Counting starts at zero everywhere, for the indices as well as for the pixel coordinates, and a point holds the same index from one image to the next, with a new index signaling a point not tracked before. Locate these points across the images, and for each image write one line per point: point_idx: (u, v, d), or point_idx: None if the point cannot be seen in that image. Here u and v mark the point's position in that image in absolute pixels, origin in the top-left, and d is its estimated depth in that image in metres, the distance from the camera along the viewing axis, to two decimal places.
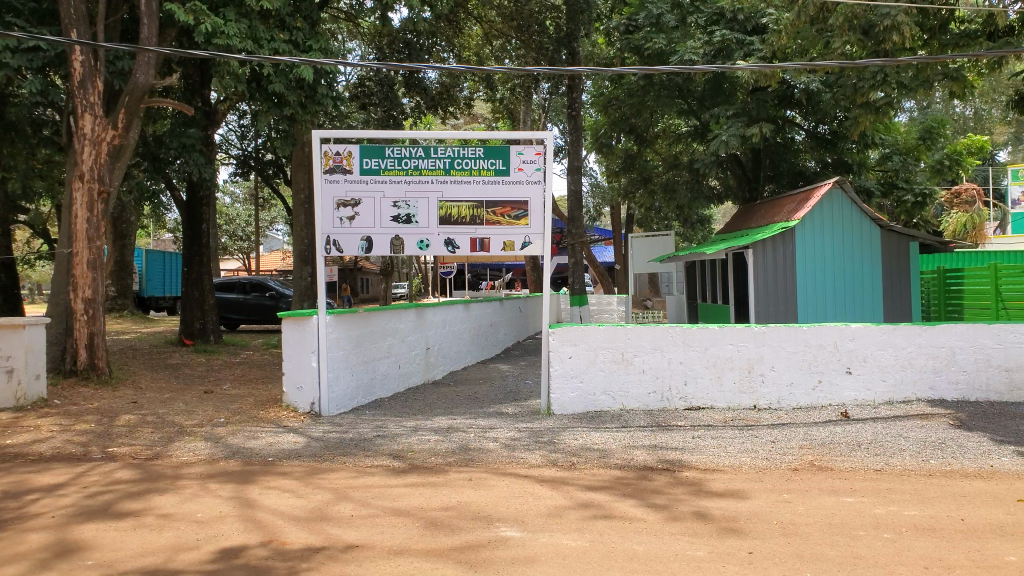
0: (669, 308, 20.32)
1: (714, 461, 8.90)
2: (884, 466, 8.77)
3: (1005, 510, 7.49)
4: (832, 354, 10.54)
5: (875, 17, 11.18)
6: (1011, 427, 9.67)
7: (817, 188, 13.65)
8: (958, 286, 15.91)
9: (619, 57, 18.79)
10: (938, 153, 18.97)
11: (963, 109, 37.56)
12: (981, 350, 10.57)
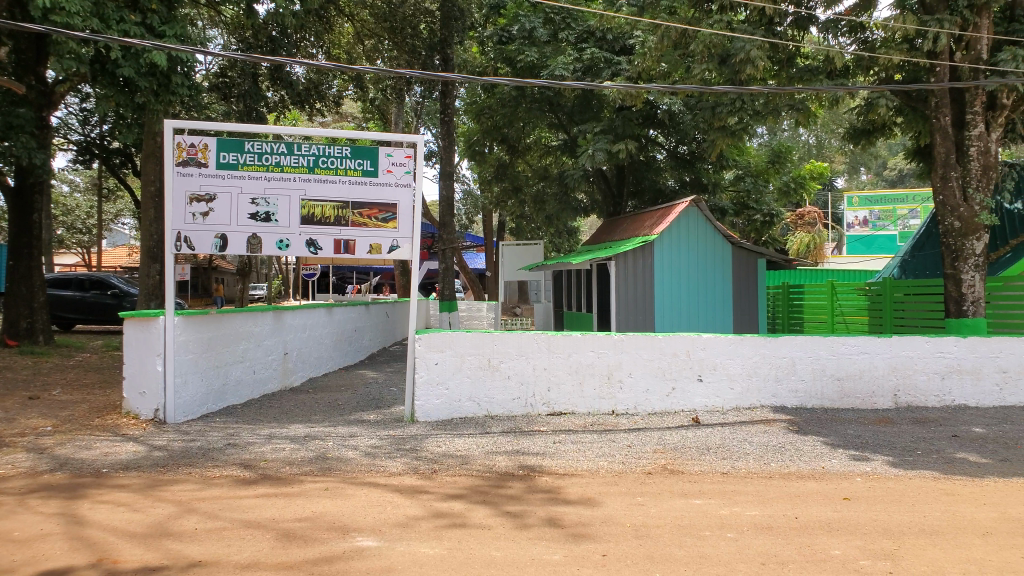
0: (536, 317, 20.67)
1: (573, 466, 9.08)
2: (730, 469, 9.29)
3: (832, 508, 8.13)
4: (685, 362, 11.06)
5: (731, 48, 11.90)
6: (841, 432, 10.51)
7: (676, 205, 14.35)
8: (799, 301, 17.16)
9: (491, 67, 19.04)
10: (784, 176, 20.37)
11: (807, 137, 40.78)
12: (817, 361, 11.41)
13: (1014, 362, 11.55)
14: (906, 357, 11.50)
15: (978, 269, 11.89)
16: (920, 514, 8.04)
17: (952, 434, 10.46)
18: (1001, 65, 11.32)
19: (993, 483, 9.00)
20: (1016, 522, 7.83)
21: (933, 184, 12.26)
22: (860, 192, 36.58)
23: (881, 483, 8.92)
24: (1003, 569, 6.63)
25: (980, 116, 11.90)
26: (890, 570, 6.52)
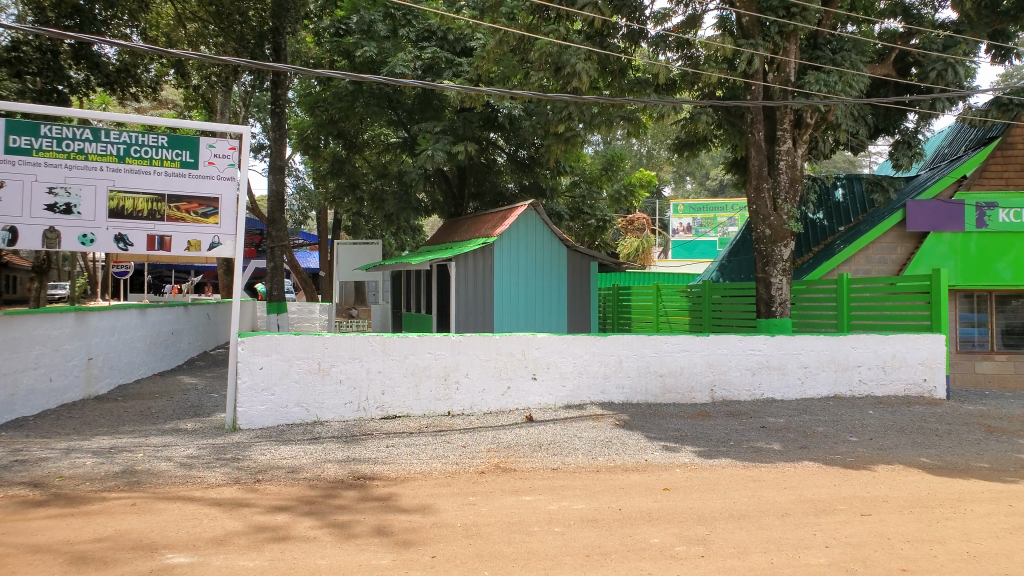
0: (374, 317, 20.36)
1: (405, 470, 8.97)
2: (560, 465, 9.56)
3: (652, 498, 8.58)
4: (520, 362, 11.27)
5: (563, 58, 12.25)
6: (663, 426, 11.14)
7: (514, 208, 14.62)
8: (628, 301, 18.01)
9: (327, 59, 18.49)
10: (617, 184, 21.02)
11: (639, 147, 43.07)
12: (642, 358, 12.02)
13: (811, 357, 12.62)
14: (722, 355, 12.36)
15: (785, 273, 13.00)
16: (730, 499, 8.67)
17: (760, 425, 11.38)
18: (805, 87, 12.46)
19: (793, 468, 9.90)
20: (811, 503, 8.66)
21: (747, 194, 13.22)
22: (685, 199, 38.90)
23: (697, 473, 9.53)
24: (797, 545, 7.30)
25: (789, 134, 12.87)
26: (702, 553, 6.98)
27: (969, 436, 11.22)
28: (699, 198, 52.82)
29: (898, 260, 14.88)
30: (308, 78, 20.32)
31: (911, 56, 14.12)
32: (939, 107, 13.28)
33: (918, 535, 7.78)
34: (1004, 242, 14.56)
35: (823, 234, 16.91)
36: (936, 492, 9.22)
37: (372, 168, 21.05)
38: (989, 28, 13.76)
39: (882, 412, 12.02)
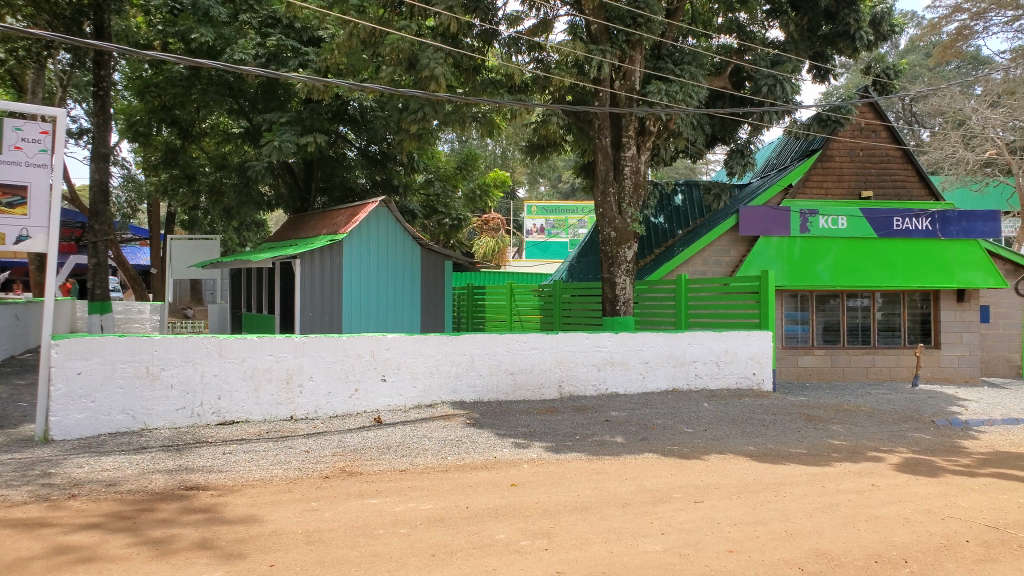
0: (212, 317, 19.31)
1: (241, 478, 8.52)
2: (408, 466, 9.43)
3: (500, 495, 8.65)
4: (368, 363, 11.04)
5: (417, 57, 12.09)
6: (511, 423, 11.28)
7: (365, 205, 14.30)
8: (482, 301, 18.12)
9: (159, 41, 17.33)
10: (471, 183, 21.04)
11: (494, 147, 43.61)
12: (493, 357, 12.13)
13: (652, 353, 13.25)
14: (570, 352, 12.70)
15: (629, 273, 13.60)
16: (574, 493, 8.90)
17: (605, 419, 11.80)
18: (649, 96, 12.94)
19: (634, 460, 10.32)
20: (649, 492, 9.05)
21: (594, 197, 13.69)
22: (538, 202, 38.98)
23: (544, 468, 9.73)
24: (636, 534, 7.60)
25: (633, 141, 13.42)
26: (545, 546, 7.10)
27: (791, 425, 12.18)
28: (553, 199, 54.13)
29: (731, 262, 15.92)
30: (137, 61, 18.74)
31: (745, 71, 15.12)
32: (767, 120, 14.31)
33: (743, 518, 8.32)
34: (822, 247, 15.82)
35: (665, 237, 17.81)
36: (760, 477, 9.94)
37: (210, 160, 20.12)
38: (810, 49, 15.01)
39: (716, 404, 12.80)
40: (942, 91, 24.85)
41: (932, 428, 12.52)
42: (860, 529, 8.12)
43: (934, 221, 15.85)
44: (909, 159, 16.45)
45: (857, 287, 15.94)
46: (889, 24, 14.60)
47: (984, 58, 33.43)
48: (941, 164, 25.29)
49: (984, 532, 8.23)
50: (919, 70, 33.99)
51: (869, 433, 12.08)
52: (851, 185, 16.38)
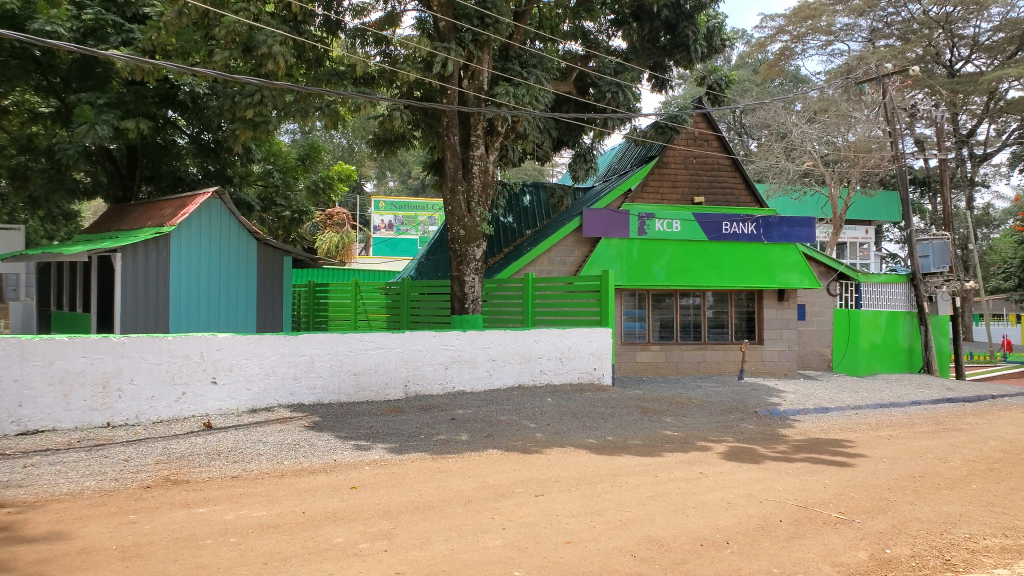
0: (14, 317, 17.46)
1: (45, 492, 7.74)
2: (240, 472, 8.95)
3: (339, 498, 8.42)
4: (197, 364, 10.41)
5: (255, 39, 11.57)
6: (354, 424, 11.03)
7: (196, 195, 13.63)
8: (325, 299, 17.63)
9: None
10: (314, 175, 20.42)
11: (340, 139, 42.48)
12: (335, 356, 11.80)
13: (499, 351, 13.43)
14: (415, 351, 12.60)
15: (477, 272, 13.72)
16: (416, 492, 8.82)
17: (450, 417, 11.79)
18: (496, 97, 13.08)
19: (477, 457, 10.38)
20: (491, 488, 9.14)
21: (442, 194, 13.62)
22: (386, 197, 38.06)
23: (385, 469, 9.57)
24: (477, 530, 7.63)
25: (481, 140, 13.53)
26: (385, 548, 6.96)
27: (628, 418, 12.74)
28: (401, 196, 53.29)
29: (576, 262, 16.43)
30: None
31: (589, 77, 15.56)
32: (611, 126, 14.83)
33: (581, 509, 8.58)
34: (659, 249, 16.67)
35: (513, 236, 18.07)
36: (599, 469, 10.31)
37: (12, 140, 17.97)
38: (650, 59, 15.66)
39: (559, 399, 13.16)
40: (768, 105, 26.96)
41: (755, 418, 13.54)
42: (689, 515, 8.60)
43: (758, 225, 17.12)
44: (738, 168, 17.70)
45: (690, 286, 16.88)
46: (720, 38, 15.45)
47: (802, 77, 36.72)
48: (766, 173, 27.43)
49: (795, 511, 8.99)
50: (745, 85, 36.82)
51: (699, 423, 12.87)
52: (685, 191, 17.44)
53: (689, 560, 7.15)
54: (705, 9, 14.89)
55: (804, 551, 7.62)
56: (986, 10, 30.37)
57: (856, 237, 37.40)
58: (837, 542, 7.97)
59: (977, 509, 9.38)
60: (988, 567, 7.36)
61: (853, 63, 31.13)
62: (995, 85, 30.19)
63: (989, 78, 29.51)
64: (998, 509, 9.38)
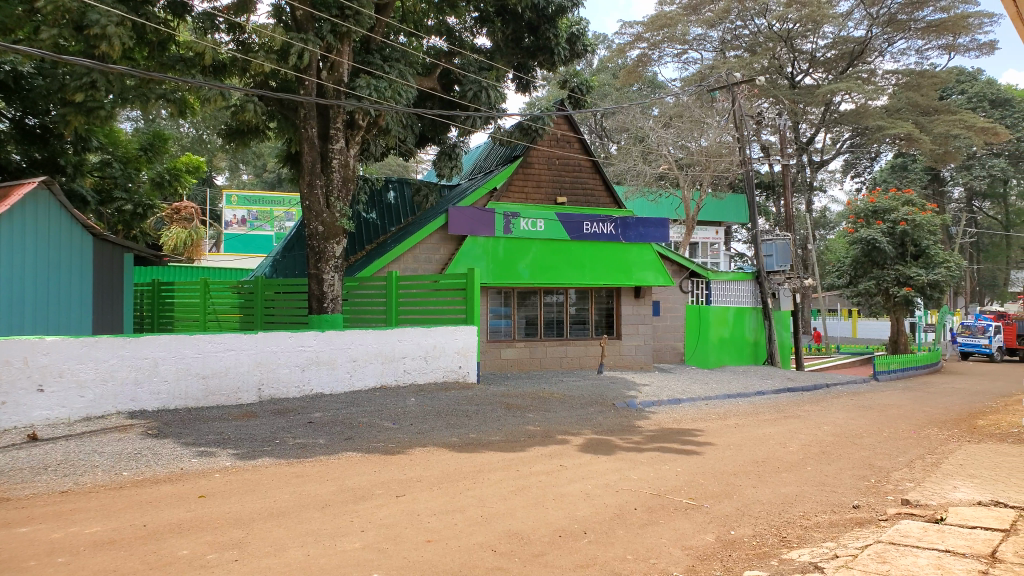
0: None
1: None
2: (70, 487, 8.25)
3: (185, 508, 7.95)
4: (21, 372, 9.49)
5: (87, 18, 10.75)
6: (202, 431, 10.48)
7: (20, 186, 12.54)
8: (171, 299, 16.61)
9: None
10: (158, 167, 19.13)
11: (187, 128, 39.91)
12: (180, 360, 11.18)
13: (359, 350, 13.19)
14: (270, 352, 12.16)
15: (336, 270, 13.43)
16: (269, 498, 8.46)
17: (307, 421, 11.43)
18: (356, 90, 12.76)
19: (336, 460, 10.11)
20: (350, 491, 8.92)
21: (300, 189, 13.19)
22: (239, 190, 35.08)
23: (237, 476, 9.13)
24: (334, 534, 7.43)
25: (341, 133, 13.24)
26: (235, 557, 6.63)
27: (492, 414, 12.85)
28: (257, 189, 50.74)
29: (440, 260, 16.35)
30: None
31: (454, 74, 15.61)
32: (473, 124, 14.94)
33: (442, 508, 8.55)
34: (523, 247, 16.93)
35: (376, 232, 17.94)
36: (461, 466, 10.33)
37: None
38: (513, 59, 15.90)
39: (422, 398, 13.10)
40: (627, 109, 28.03)
41: (613, 410, 14.05)
42: (549, 508, 8.77)
43: (617, 225, 17.78)
44: (597, 170, 18.29)
45: (553, 284, 17.27)
46: (583, 43, 15.89)
47: (659, 83, 38.36)
48: (624, 175, 28.50)
49: (649, 499, 9.37)
50: (605, 88, 37.97)
51: (559, 417, 13.18)
52: (548, 191, 17.76)
53: (548, 552, 7.27)
54: (566, 13, 15.18)
55: (656, 536, 7.95)
56: (822, 28, 33.07)
57: (708, 237, 39.64)
58: (686, 526, 8.37)
59: (810, 489, 10.15)
60: (819, 541, 7.98)
61: (706, 71, 33.01)
62: (830, 97, 32.94)
63: (824, 91, 32.16)
64: (828, 488, 10.20)
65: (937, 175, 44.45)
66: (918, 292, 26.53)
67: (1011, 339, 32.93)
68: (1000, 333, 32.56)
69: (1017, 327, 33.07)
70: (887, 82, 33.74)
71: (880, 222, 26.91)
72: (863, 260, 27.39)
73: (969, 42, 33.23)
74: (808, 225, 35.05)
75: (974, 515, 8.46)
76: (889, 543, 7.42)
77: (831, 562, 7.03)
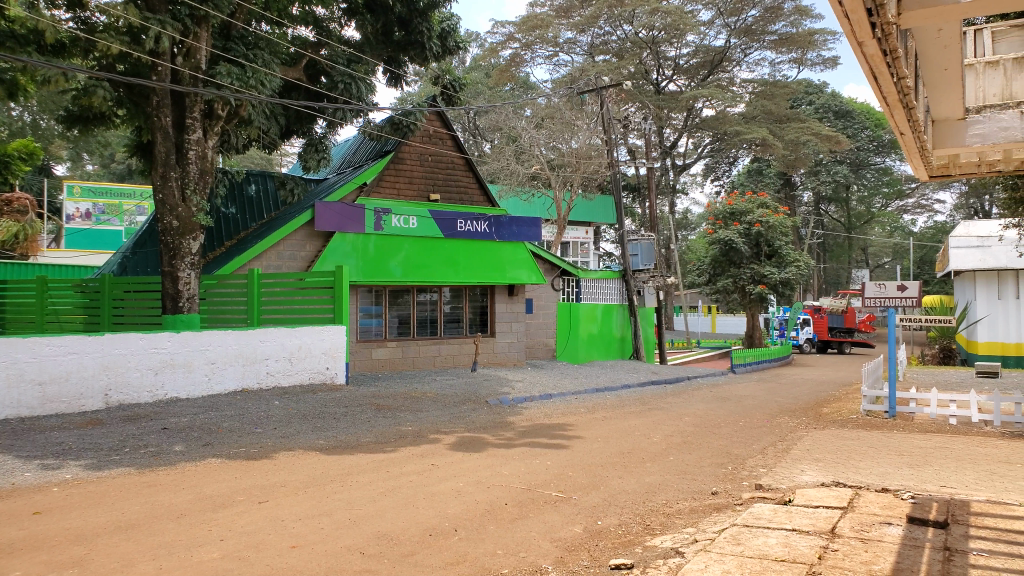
0: None
1: None
2: None
3: (18, 526, 7.27)
4: None
5: None
6: (39, 442, 9.64)
7: None
8: (3, 299, 15.16)
9: None
10: None
11: (19, 111, 36.41)
12: (13, 365, 10.24)
13: (218, 353, 12.61)
14: (118, 356, 11.37)
15: (193, 267, 12.79)
16: (116, 511, 7.88)
17: (160, 427, 10.75)
18: (216, 77, 12.24)
19: (191, 468, 9.57)
20: (208, 499, 8.47)
21: (151, 181, 12.41)
22: (83, 181, 32.69)
23: (79, 489, 8.45)
24: (190, 545, 7.03)
25: (198, 123, 12.63)
26: None
27: (361, 416, 12.60)
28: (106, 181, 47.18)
29: (307, 257, 15.86)
30: None
31: (320, 65, 15.23)
32: (342, 117, 14.76)
33: (308, 512, 8.27)
34: (395, 245, 16.73)
35: (236, 227, 17.27)
36: (328, 469, 10.04)
37: None
38: (384, 53, 15.73)
39: (287, 401, 12.66)
40: (501, 108, 28.49)
41: (486, 407, 14.14)
42: (419, 507, 8.68)
43: (490, 225, 18.09)
44: (470, 168, 18.42)
45: (425, 282, 17.18)
46: (454, 39, 15.94)
47: (531, 84, 38.93)
48: (498, 174, 28.74)
49: (520, 494, 9.46)
50: (478, 86, 38.21)
51: (432, 417, 13.11)
52: (421, 188, 17.63)
53: (418, 551, 7.20)
54: (437, 7, 15.22)
55: (526, 530, 8.04)
56: (685, 37, 34.73)
57: (578, 237, 40.81)
58: (555, 519, 8.51)
59: (672, 478, 10.59)
60: (680, 527, 8.32)
61: (575, 74, 33.89)
62: (691, 103, 34.66)
63: (687, 96, 33.79)
64: (689, 476, 10.68)
65: (788, 180, 47.67)
66: (771, 289, 28.41)
67: (821, 331, 35.33)
68: (807, 326, 35.31)
69: (826, 320, 35.39)
70: (744, 91, 35.84)
71: (737, 223, 28.49)
72: (722, 260, 29.01)
73: (816, 58, 35.84)
74: (671, 225, 36.76)
75: (818, 496, 9.09)
76: (744, 525, 7.85)
77: (691, 546, 7.35)
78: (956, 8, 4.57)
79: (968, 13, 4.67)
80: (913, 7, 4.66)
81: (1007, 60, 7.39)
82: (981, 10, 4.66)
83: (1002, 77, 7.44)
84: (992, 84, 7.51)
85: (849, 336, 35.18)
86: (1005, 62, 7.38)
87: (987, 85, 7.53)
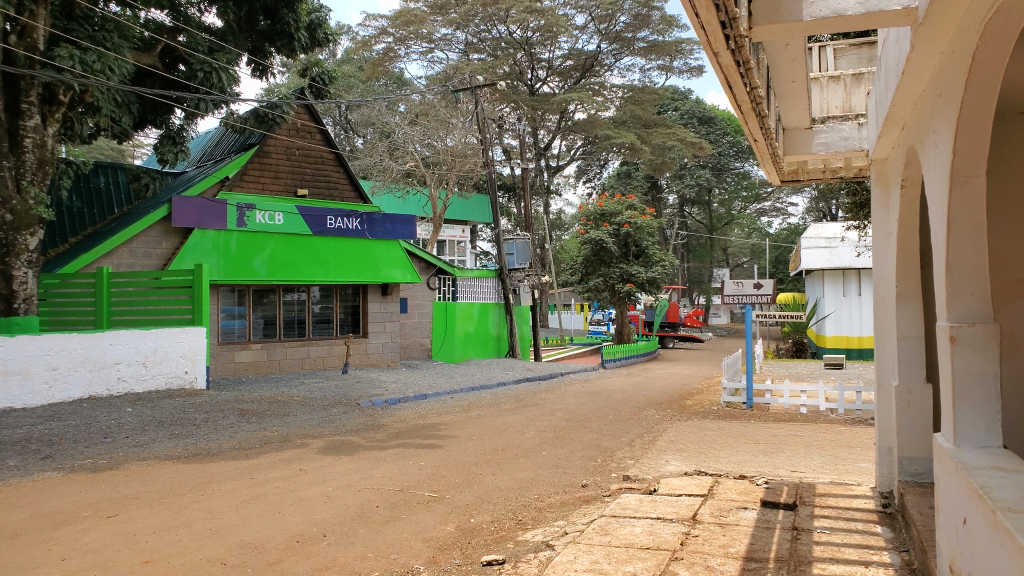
0: None
1: None
2: None
3: None
4: None
5: None
6: None
7: None
8: None
9: None
10: None
11: None
12: None
13: (60, 357, 11.69)
14: None
15: (30, 265, 11.85)
16: None
17: None
18: (56, 60, 11.39)
19: (27, 483, 8.80)
20: (48, 517, 7.80)
21: None
22: None
23: None
24: (25, 567, 6.45)
25: (35, 108, 11.73)
26: None
27: (223, 422, 12.05)
28: None
29: (164, 254, 14.96)
30: None
31: (177, 52, 14.50)
32: (201, 107, 14.15)
33: (164, 524, 7.80)
34: (260, 242, 16.14)
35: (82, 222, 16.07)
36: (185, 478, 9.52)
37: None
38: (247, 42, 15.21)
39: (141, 408, 11.90)
40: (373, 104, 28.10)
41: (358, 409, 13.89)
42: (285, 514, 8.37)
43: (362, 221, 17.88)
44: (339, 163, 17.99)
45: (293, 281, 16.67)
46: (323, 31, 15.55)
47: (405, 81, 38.63)
48: (370, 169, 28.31)
49: (392, 496, 9.35)
50: (349, 79, 37.48)
51: (300, 421, 12.72)
52: (287, 183, 17.05)
53: (284, 559, 6.95)
54: None
55: (397, 531, 7.95)
56: (558, 40, 35.48)
57: (454, 236, 40.93)
58: (427, 519, 8.46)
59: (543, 472, 10.79)
60: (551, 521, 8.48)
61: (449, 72, 33.88)
62: (564, 106, 35.52)
63: (559, 99, 34.69)
64: (560, 470, 10.93)
65: (654, 183, 49.78)
66: (638, 288, 29.59)
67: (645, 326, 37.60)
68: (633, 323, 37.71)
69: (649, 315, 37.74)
70: (614, 95, 37.11)
71: (607, 224, 29.42)
72: (592, 259, 29.97)
73: (681, 66, 37.53)
74: (546, 225, 37.46)
75: (680, 485, 9.53)
76: (612, 516, 8.11)
77: (561, 539, 7.51)
78: (799, 25, 4.82)
79: (811, 33, 4.94)
80: (761, 22, 4.86)
81: (847, 76, 8.51)
82: (825, 29, 4.89)
83: (842, 91, 8.47)
84: (834, 97, 8.48)
85: (674, 331, 37.33)
86: (845, 77, 8.50)
87: (830, 98, 8.48)
